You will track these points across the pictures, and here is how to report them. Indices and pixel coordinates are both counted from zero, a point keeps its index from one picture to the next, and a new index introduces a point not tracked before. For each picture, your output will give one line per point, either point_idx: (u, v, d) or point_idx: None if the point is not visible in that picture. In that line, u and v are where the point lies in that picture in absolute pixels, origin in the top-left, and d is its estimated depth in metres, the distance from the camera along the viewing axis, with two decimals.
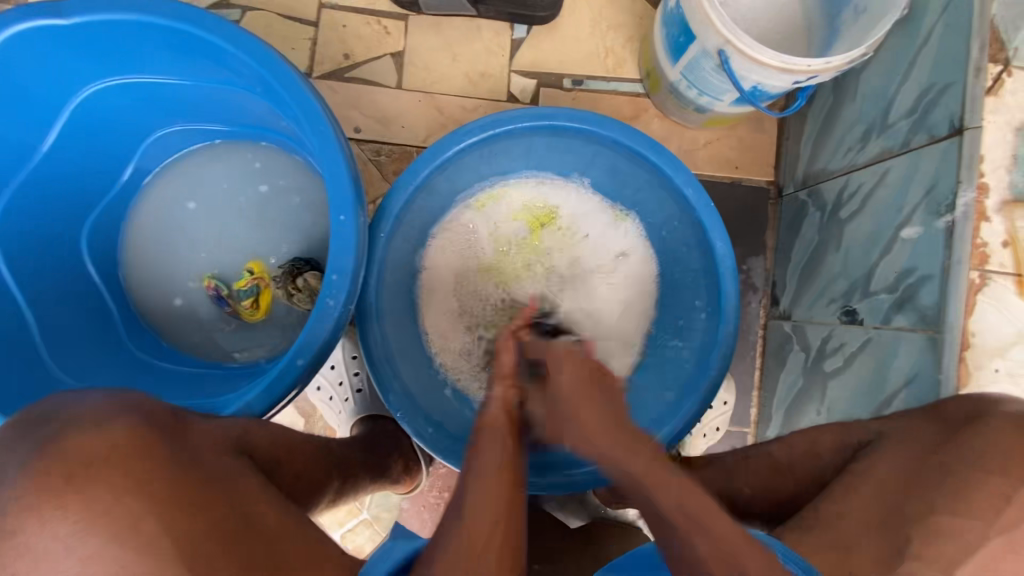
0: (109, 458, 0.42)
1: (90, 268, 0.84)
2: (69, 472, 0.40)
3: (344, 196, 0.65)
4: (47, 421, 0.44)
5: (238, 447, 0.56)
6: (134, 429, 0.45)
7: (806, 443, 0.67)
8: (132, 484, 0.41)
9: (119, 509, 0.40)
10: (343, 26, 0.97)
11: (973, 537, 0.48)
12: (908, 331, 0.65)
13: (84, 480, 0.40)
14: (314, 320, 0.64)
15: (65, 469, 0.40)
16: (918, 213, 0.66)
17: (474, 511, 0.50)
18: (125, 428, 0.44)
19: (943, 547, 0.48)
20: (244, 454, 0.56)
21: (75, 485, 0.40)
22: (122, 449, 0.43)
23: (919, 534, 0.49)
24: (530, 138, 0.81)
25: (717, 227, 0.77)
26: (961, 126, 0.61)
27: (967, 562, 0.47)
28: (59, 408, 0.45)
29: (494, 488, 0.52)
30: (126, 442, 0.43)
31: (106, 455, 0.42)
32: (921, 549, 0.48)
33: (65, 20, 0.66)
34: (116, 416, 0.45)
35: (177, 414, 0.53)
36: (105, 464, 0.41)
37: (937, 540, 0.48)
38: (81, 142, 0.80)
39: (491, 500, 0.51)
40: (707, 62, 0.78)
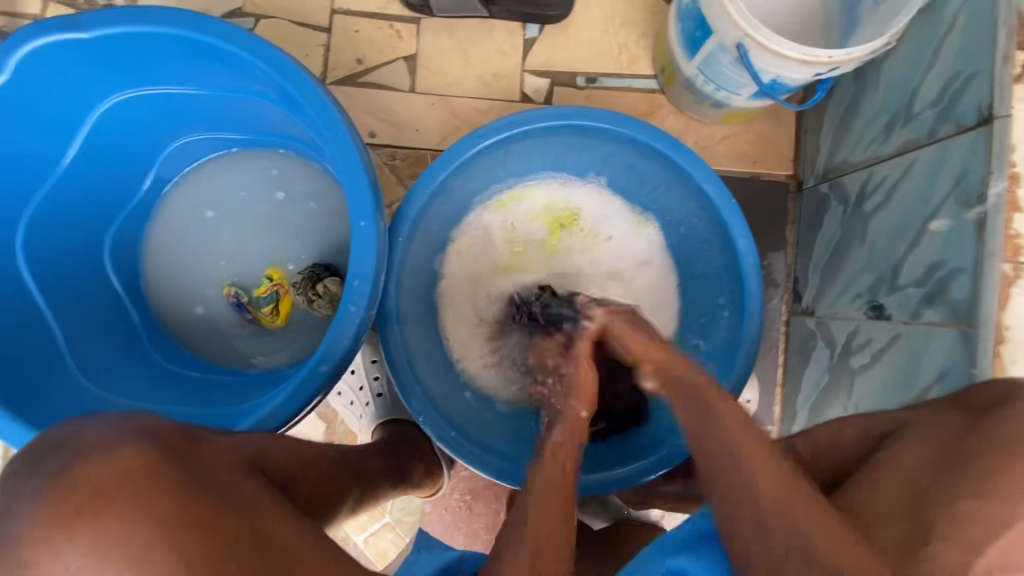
0: (120, 486, 0.41)
1: (112, 278, 0.85)
2: (80, 502, 0.40)
3: (364, 202, 0.65)
4: (56, 450, 0.44)
5: (252, 464, 0.56)
6: (146, 452, 0.45)
7: (831, 435, 0.66)
8: (141, 514, 0.41)
9: (133, 537, 0.40)
10: (355, 31, 0.97)
11: (1001, 518, 0.46)
12: (939, 325, 0.64)
13: (93, 513, 0.40)
14: (336, 326, 0.64)
15: (75, 500, 0.40)
16: (947, 205, 0.65)
17: (536, 546, 0.50)
18: (134, 452, 0.44)
19: (970, 537, 0.46)
20: (258, 470, 0.56)
21: (84, 517, 0.40)
22: (132, 477, 0.42)
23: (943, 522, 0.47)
24: (547, 139, 0.81)
25: (739, 222, 0.76)
26: (990, 114, 0.60)
27: (991, 544, 0.45)
28: (68, 435, 0.45)
29: (549, 519, 0.53)
30: (136, 468, 0.43)
31: (116, 484, 0.41)
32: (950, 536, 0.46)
33: (84, 34, 0.67)
34: (126, 441, 0.45)
35: (190, 433, 0.53)
36: (114, 493, 0.41)
37: (961, 522, 0.47)
38: (100, 155, 0.80)
39: (551, 531, 0.52)
40: (725, 56, 0.77)
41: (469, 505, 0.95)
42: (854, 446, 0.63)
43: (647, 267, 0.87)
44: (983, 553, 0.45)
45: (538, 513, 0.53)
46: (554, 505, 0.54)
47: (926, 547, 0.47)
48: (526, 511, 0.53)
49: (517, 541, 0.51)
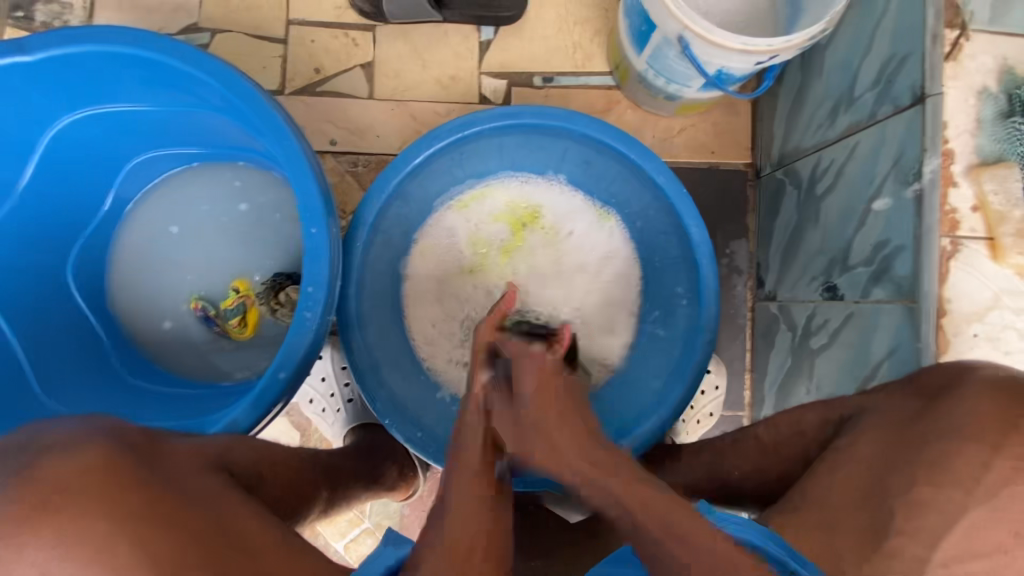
0: (85, 482, 0.43)
1: (79, 296, 0.86)
2: (45, 496, 0.41)
3: (314, 208, 0.65)
4: (20, 450, 0.45)
5: (218, 465, 0.56)
6: (111, 452, 0.46)
7: (792, 422, 0.67)
8: (108, 507, 0.42)
9: (97, 530, 0.41)
10: (312, 41, 0.98)
11: (952, 507, 0.48)
12: (887, 302, 0.65)
13: (58, 506, 0.41)
14: (292, 334, 0.65)
15: (38, 494, 0.41)
16: (888, 183, 0.66)
17: (456, 516, 0.49)
18: (98, 451, 0.46)
19: (925, 520, 0.48)
20: (224, 470, 0.57)
21: (48, 512, 0.41)
22: (97, 473, 0.44)
23: (899, 509, 0.49)
24: (501, 138, 0.81)
25: (691, 212, 0.77)
26: (922, 94, 0.61)
27: (948, 534, 0.47)
28: (32, 438, 0.46)
29: (473, 499, 0.51)
30: (101, 465, 0.44)
31: (82, 479, 0.43)
32: (904, 524, 0.48)
33: (30, 57, 0.68)
34: (88, 444, 0.46)
35: (152, 437, 0.54)
36: (81, 487, 0.42)
37: (918, 513, 0.48)
38: (58, 176, 0.81)
39: (472, 508, 0.50)
40: (670, 49, 0.79)
41: None
42: (812, 430, 0.64)
43: (612, 263, 0.88)
44: (941, 546, 0.47)
45: (458, 491, 0.52)
46: (473, 479, 0.53)
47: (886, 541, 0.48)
48: (450, 488, 0.53)
49: (439, 522, 0.50)
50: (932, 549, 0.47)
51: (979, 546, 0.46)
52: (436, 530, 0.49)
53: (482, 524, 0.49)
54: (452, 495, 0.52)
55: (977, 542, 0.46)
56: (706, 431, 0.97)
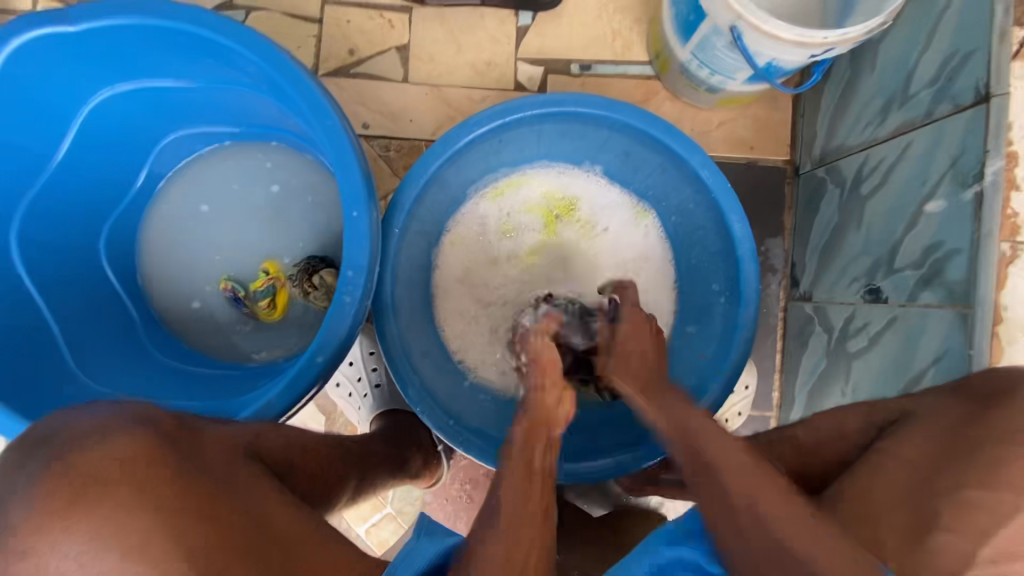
0: (118, 475, 0.41)
1: (109, 273, 0.85)
2: (76, 490, 0.40)
3: (356, 191, 0.64)
4: (43, 443, 0.43)
5: (250, 452, 0.55)
6: (143, 440, 0.45)
7: (832, 424, 0.65)
8: (140, 501, 0.41)
9: (132, 526, 0.40)
10: (347, 22, 0.97)
11: (1007, 508, 0.46)
12: (937, 306, 0.64)
13: (90, 500, 0.40)
14: (331, 318, 0.64)
15: (72, 486, 0.40)
16: (943, 184, 0.64)
17: (508, 535, 0.49)
18: (130, 439, 0.44)
19: (973, 517, 0.46)
20: (256, 458, 0.56)
21: (81, 505, 0.40)
22: (129, 464, 0.42)
23: (945, 507, 0.47)
24: (540, 126, 0.80)
25: (733, 206, 0.75)
26: (987, 93, 0.59)
27: (1004, 541, 0.46)
28: (56, 426, 0.45)
29: (526, 511, 0.51)
30: (134, 455, 0.43)
31: (115, 471, 0.41)
32: (954, 521, 0.46)
33: (73, 27, 0.66)
34: (119, 429, 0.45)
35: (183, 424, 0.52)
36: (111, 478, 0.41)
37: (968, 512, 0.46)
38: (94, 149, 0.80)
39: (525, 529, 0.50)
40: (719, 40, 0.77)
41: (470, 494, 0.95)
42: (853, 430, 0.63)
43: (646, 260, 0.87)
44: (990, 543, 0.45)
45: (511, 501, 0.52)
46: (524, 490, 0.53)
47: (931, 539, 0.46)
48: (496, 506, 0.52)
49: (488, 534, 0.49)
50: (980, 544, 0.45)
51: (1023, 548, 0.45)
52: (486, 541, 0.49)
53: (534, 539, 0.50)
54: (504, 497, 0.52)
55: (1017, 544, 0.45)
56: (733, 429, 0.96)
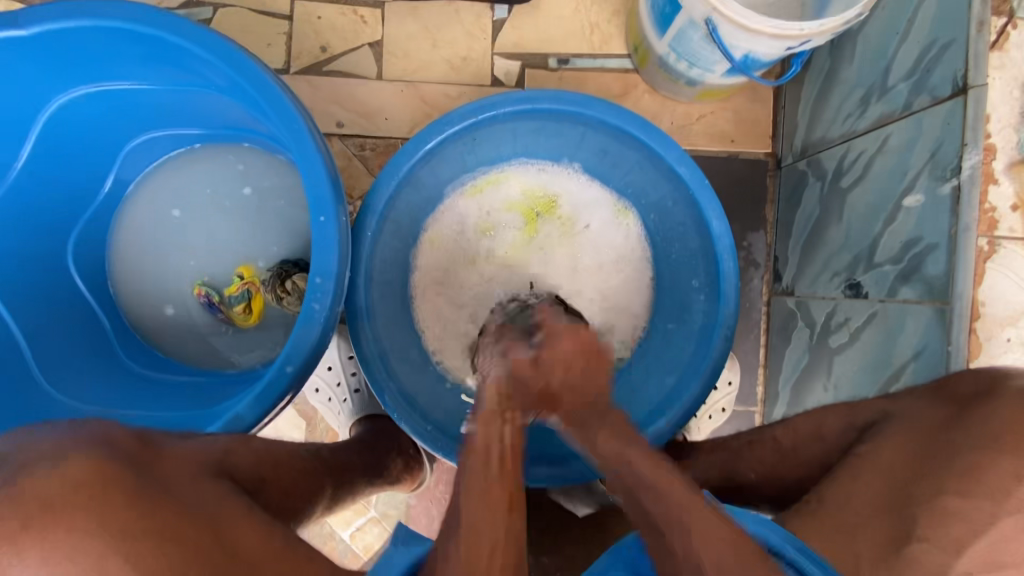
0: (71, 498, 0.39)
1: (78, 281, 0.83)
2: (27, 517, 0.38)
3: (323, 196, 0.63)
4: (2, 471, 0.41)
5: (218, 470, 0.54)
6: (101, 461, 0.43)
7: (811, 425, 0.64)
8: (97, 522, 0.39)
9: (89, 550, 0.38)
10: (318, 18, 0.94)
11: (983, 517, 0.46)
12: (915, 302, 0.63)
13: (41, 527, 0.37)
14: (301, 325, 0.62)
15: (23, 513, 0.38)
16: (921, 179, 0.63)
17: (473, 528, 0.46)
18: (86, 462, 0.42)
19: (952, 529, 0.46)
20: (226, 477, 0.55)
21: (32, 531, 0.37)
22: (84, 488, 0.40)
23: (923, 517, 0.47)
24: (515, 123, 0.78)
25: (712, 203, 0.74)
26: (964, 85, 0.58)
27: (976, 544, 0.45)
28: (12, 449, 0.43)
29: (491, 499, 0.48)
30: (89, 478, 0.41)
31: (67, 494, 0.39)
32: (928, 532, 0.46)
33: (24, 31, 0.64)
34: (76, 452, 0.43)
35: (147, 444, 0.51)
36: (64, 505, 0.39)
37: (945, 522, 0.46)
38: (57, 155, 0.78)
39: (489, 523, 0.46)
40: (695, 32, 0.75)
41: None
42: (832, 434, 0.62)
43: (626, 259, 0.86)
44: (965, 554, 0.45)
45: (474, 502, 0.48)
46: (490, 482, 0.49)
47: (911, 547, 0.46)
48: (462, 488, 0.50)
49: (455, 534, 0.47)
50: (956, 557, 0.45)
51: (1004, 557, 0.45)
52: (452, 541, 0.47)
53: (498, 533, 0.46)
54: (463, 486, 0.50)
55: (999, 552, 0.45)
56: (718, 426, 0.95)
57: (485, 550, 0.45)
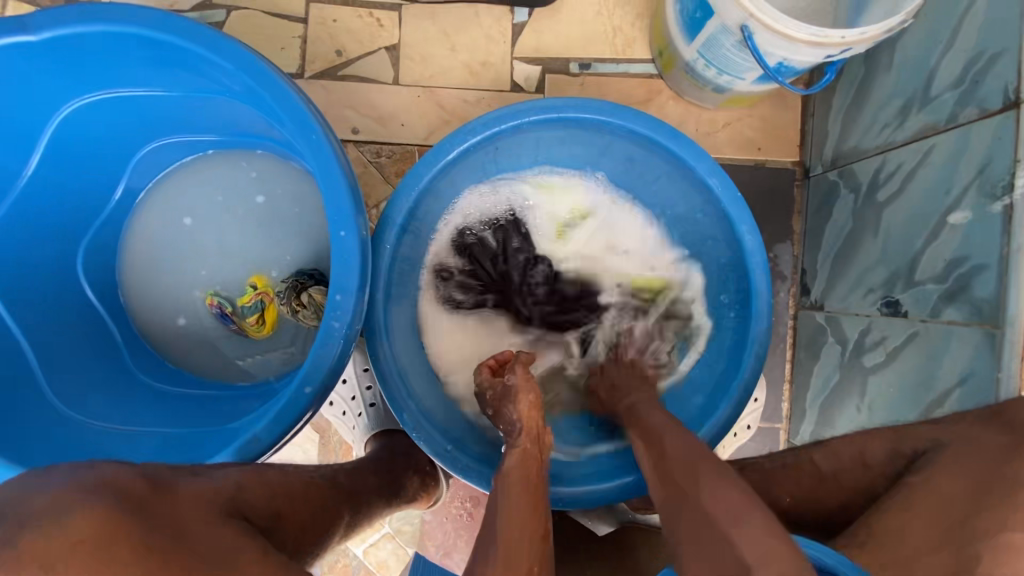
0: (73, 554, 0.38)
1: (88, 292, 0.81)
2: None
3: (344, 210, 0.60)
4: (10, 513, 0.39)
5: (229, 508, 0.50)
6: (104, 509, 0.40)
7: (853, 449, 0.61)
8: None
9: None
10: (333, 21, 0.92)
11: None
12: (962, 324, 0.60)
13: None
14: (319, 344, 0.60)
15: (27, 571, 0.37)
16: (968, 195, 0.60)
17: (510, 539, 0.48)
18: (92, 510, 0.40)
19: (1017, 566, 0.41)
20: (236, 515, 0.51)
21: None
22: (85, 543, 0.38)
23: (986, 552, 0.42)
24: (538, 133, 0.75)
25: (744, 216, 0.71)
26: (1017, 98, 0.55)
27: None
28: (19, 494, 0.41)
29: (525, 526, 0.50)
30: (93, 529, 0.39)
31: (67, 555, 0.38)
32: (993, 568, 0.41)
33: (35, 37, 0.62)
34: (83, 495, 0.40)
35: (157, 480, 0.47)
36: (67, 562, 0.37)
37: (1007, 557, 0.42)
38: (67, 163, 0.76)
39: (527, 542, 0.49)
40: (727, 38, 0.72)
41: (470, 512, 0.92)
42: (878, 460, 0.58)
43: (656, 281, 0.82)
44: None
45: (507, 525, 0.50)
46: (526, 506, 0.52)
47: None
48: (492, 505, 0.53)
49: (490, 541, 0.49)
50: None
51: None
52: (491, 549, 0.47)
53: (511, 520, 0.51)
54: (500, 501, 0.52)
55: None
56: (742, 443, 0.93)
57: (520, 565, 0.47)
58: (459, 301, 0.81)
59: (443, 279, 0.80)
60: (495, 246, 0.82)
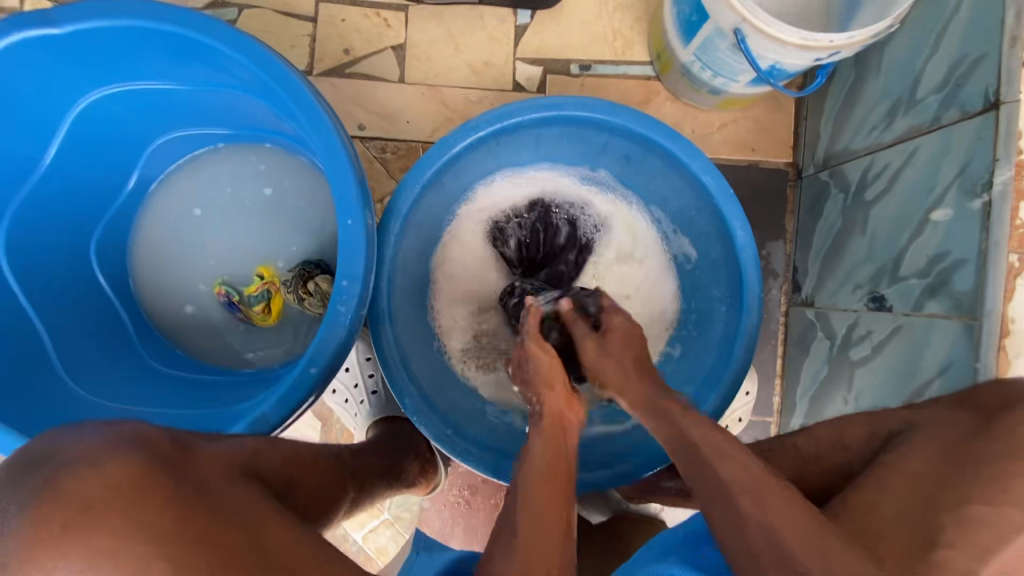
0: (108, 499, 0.39)
1: (100, 277, 0.84)
2: (67, 517, 0.38)
3: (351, 199, 0.63)
4: (39, 464, 0.41)
5: (247, 471, 0.53)
6: (136, 462, 0.42)
7: (834, 435, 0.64)
8: (133, 527, 0.39)
9: (124, 551, 0.38)
10: (342, 20, 0.95)
11: (1012, 524, 0.44)
12: (942, 317, 0.62)
13: (81, 527, 0.38)
14: (326, 327, 0.63)
15: (63, 514, 0.38)
16: (949, 193, 0.63)
17: (529, 542, 0.47)
18: (124, 462, 0.42)
19: (976, 535, 0.43)
20: (254, 477, 0.53)
21: (71, 533, 0.38)
22: (122, 490, 0.40)
23: (949, 523, 0.45)
24: (539, 130, 0.78)
25: (735, 212, 0.74)
26: (996, 99, 0.58)
27: None
28: (51, 448, 0.43)
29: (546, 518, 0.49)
30: (125, 480, 0.41)
31: (106, 497, 0.39)
32: (955, 538, 0.44)
33: (59, 29, 0.65)
34: (114, 450, 0.43)
35: (178, 443, 0.50)
36: (101, 506, 0.39)
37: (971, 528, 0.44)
38: (82, 152, 0.78)
39: (546, 533, 0.48)
40: (722, 41, 0.75)
41: (468, 500, 0.95)
42: (857, 445, 0.62)
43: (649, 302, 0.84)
44: (992, 561, 0.42)
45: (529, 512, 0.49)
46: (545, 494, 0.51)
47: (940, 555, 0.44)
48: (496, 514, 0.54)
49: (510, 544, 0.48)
50: (981, 561, 0.43)
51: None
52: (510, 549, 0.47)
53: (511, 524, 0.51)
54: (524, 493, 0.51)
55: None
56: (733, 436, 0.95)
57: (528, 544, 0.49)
58: (505, 236, 0.85)
59: (508, 216, 0.86)
60: (559, 242, 0.86)
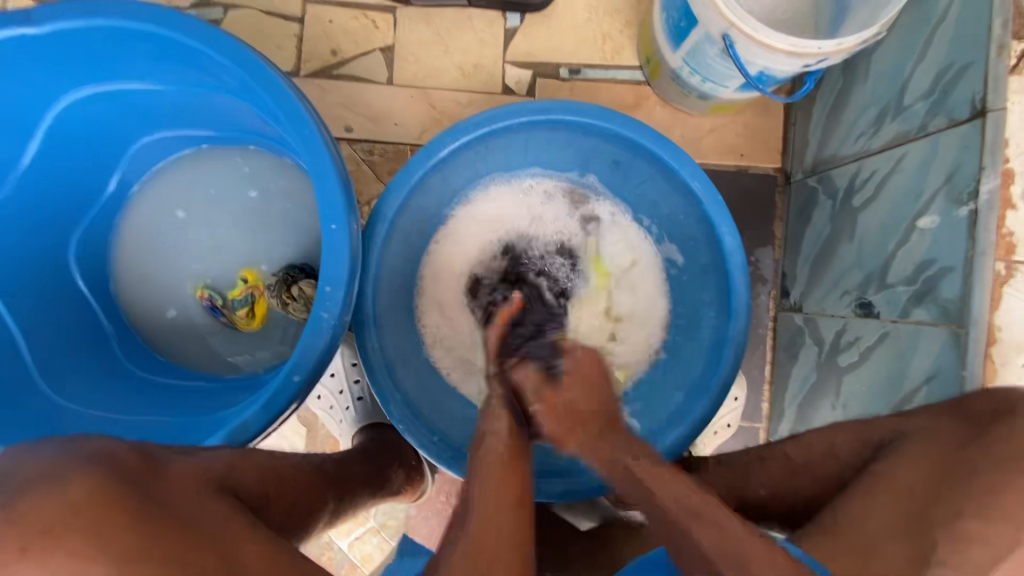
0: (70, 520, 0.38)
1: (79, 282, 0.82)
2: (27, 541, 0.37)
3: (335, 203, 0.62)
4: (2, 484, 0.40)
5: (221, 487, 0.52)
6: (101, 482, 0.42)
7: (821, 443, 0.64)
8: (96, 548, 0.38)
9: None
10: (330, 21, 0.94)
11: (1006, 541, 0.45)
12: (929, 324, 0.62)
13: (41, 549, 0.37)
14: (308, 334, 0.61)
15: (25, 535, 0.37)
16: (937, 201, 0.63)
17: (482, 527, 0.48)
18: (88, 482, 0.41)
19: (972, 551, 0.45)
20: (228, 493, 0.52)
21: (30, 556, 0.37)
22: (84, 512, 0.39)
23: None
24: (528, 133, 0.77)
25: (724, 218, 0.73)
26: (984, 108, 0.58)
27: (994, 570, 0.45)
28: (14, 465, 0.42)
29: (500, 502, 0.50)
30: (90, 501, 0.40)
31: (67, 519, 0.38)
32: (946, 554, 0.45)
33: (35, 28, 0.63)
34: (77, 471, 0.42)
35: (148, 460, 0.48)
36: (63, 527, 0.38)
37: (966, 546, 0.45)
38: (62, 153, 0.76)
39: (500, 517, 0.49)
40: (711, 47, 0.75)
41: None
42: (845, 453, 0.61)
43: (644, 318, 0.85)
44: None
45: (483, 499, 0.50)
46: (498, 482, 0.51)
47: None
48: (476, 496, 0.51)
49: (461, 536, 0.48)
50: None
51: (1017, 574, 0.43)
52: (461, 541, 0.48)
53: (509, 532, 0.48)
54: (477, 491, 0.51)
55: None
56: (722, 442, 0.95)
57: (495, 552, 0.46)
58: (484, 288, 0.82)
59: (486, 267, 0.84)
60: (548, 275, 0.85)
